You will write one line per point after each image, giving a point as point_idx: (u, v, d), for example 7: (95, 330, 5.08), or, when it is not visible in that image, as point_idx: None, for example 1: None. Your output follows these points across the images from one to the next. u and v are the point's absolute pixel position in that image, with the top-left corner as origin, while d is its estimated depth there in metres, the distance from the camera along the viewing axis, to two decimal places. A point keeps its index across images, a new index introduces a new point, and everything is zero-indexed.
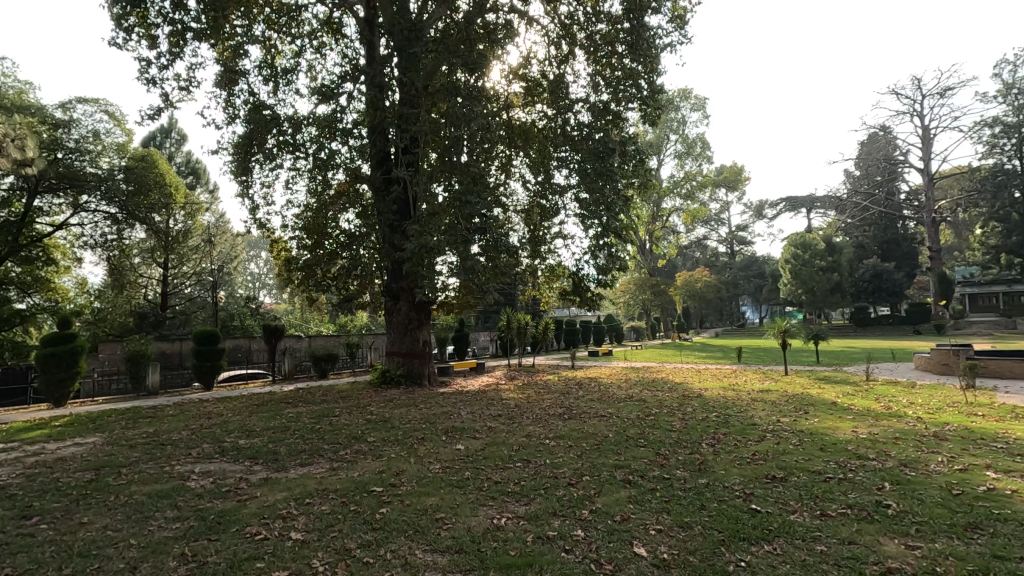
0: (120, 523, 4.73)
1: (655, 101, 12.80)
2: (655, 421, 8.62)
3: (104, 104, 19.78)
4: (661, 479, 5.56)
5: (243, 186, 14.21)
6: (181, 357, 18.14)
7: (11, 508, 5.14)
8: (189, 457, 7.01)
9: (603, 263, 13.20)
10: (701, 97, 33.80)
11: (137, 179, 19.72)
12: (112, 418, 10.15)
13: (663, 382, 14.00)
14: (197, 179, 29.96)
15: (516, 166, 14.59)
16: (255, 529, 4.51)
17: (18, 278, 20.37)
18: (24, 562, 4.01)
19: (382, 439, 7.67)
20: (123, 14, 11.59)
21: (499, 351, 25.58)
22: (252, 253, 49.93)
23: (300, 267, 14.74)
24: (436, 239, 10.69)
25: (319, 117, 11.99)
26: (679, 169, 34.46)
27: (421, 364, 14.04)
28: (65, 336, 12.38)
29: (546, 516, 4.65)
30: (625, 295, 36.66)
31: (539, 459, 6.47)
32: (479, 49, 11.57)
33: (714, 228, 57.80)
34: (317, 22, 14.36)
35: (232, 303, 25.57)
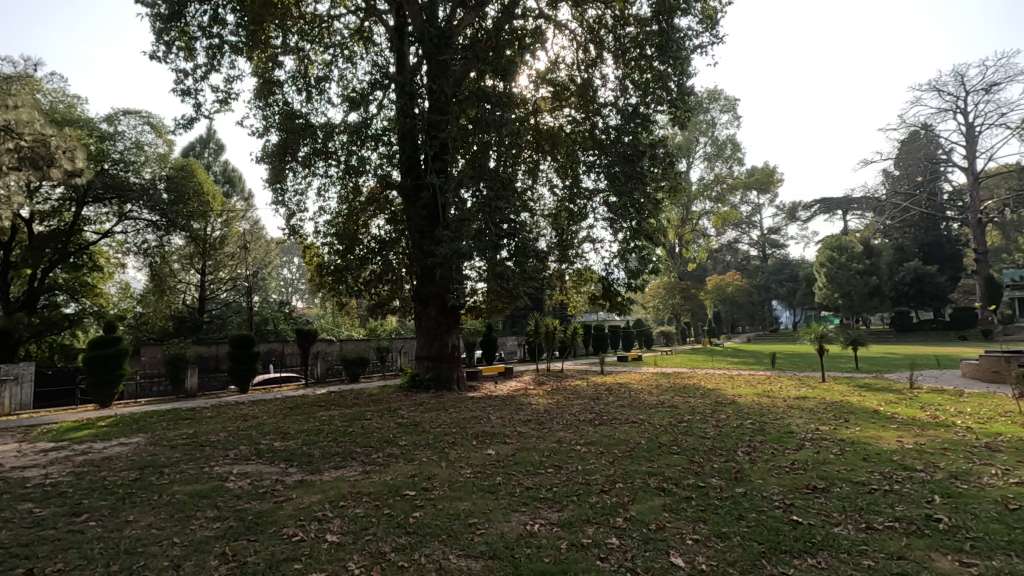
0: (164, 522, 4.87)
1: (685, 104, 12.62)
2: (688, 427, 8.46)
3: (146, 116, 20.53)
4: (696, 487, 5.45)
5: (278, 194, 14.58)
6: (218, 360, 18.63)
7: (62, 505, 5.35)
8: (227, 458, 7.19)
9: (634, 266, 13.06)
10: (731, 98, 33.24)
11: (177, 188, 20.46)
12: (154, 419, 10.49)
13: (695, 388, 13.74)
14: (233, 187, 30.83)
15: (543, 170, 14.61)
16: (292, 531, 4.59)
17: (65, 283, 21.35)
18: (74, 558, 4.16)
19: (414, 443, 7.73)
20: (165, 29, 12.05)
21: (528, 356, 25.51)
22: (285, 258, 51.21)
23: (332, 273, 14.98)
24: (466, 245, 10.79)
25: (349, 125, 12.18)
26: (709, 172, 33.93)
27: (450, 369, 14.13)
28: (109, 339, 12.75)
29: (580, 523, 4.61)
30: (655, 300, 36.20)
31: (571, 465, 6.42)
32: (508, 56, 11.64)
33: (746, 231, 56.66)
34: (348, 32, 14.69)
35: (267, 308, 26.22)
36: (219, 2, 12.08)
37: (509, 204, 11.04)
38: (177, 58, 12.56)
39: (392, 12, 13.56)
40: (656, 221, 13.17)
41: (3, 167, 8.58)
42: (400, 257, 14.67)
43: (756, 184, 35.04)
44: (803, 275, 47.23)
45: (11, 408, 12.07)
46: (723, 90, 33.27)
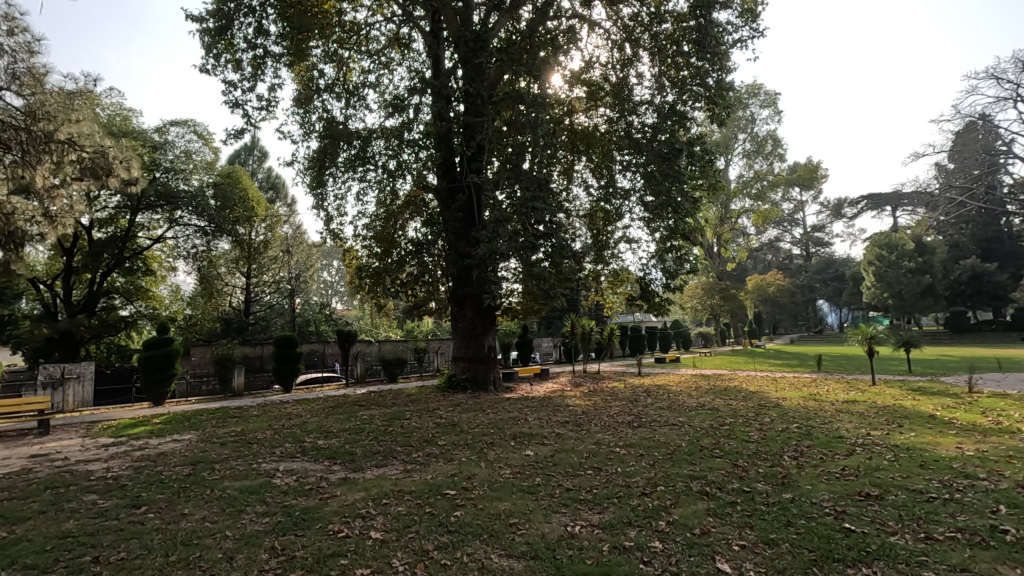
0: (216, 516, 5.06)
1: (724, 99, 12.32)
2: (731, 431, 8.25)
3: (193, 126, 21.37)
4: (741, 492, 5.31)
5: (318, 199, 14.98)
6: (262, 360, 19.28)
7: (123, 497, 5.64)
8: (274, 456, 7.42)
9: (670, 267, 12.86)
10: (771, 92, 32.36)
11: (223, 195, 21.36)
12: (203, 417, 10.88)
13: (737, 390, 13.43)
14: (276, 193, 31.85)
15: (578, 171, 14.50)
16: (338, 527, 4.69)
17: (122, 287, 22.50)
18: (136, 548, 4.38)
19: (453, 443, 7.81)
20: (213, 42, 12.54)
21: (564, 357, 25.46)
22: (326, 261, 52.68)
23: (370, 275, 15.28)
24: (501, 246, 10.87)
25: (388, 129, 12.38)
26: (748, 169, 33.05)
27: (487, 369, 14.20)
28: (162, 340, 13.40)
29: (622, 525, 4.57)
30: (693, 301, 35.57)
31: (611, 467, 6.35)
32: (542, 57, 11.62)
33: (788, 229, 54.97)
34: (386, 40, 14.97)
35: (309, 310, 27.05)
36: (262, 15, 12.49)
37: (545, 204, 11.00)
38: (225, 69, 13.07)
39: (427, 18, 13.77)
40: (695, 220, 12.92)
41: (67, 177, 9.06)
42: (436, 259, 14.82)
43: (798, 180, 34.01)
44: (850, 274, 45.52)
45: (74, 405, 12.78)
46: (762, 84, 32.42)
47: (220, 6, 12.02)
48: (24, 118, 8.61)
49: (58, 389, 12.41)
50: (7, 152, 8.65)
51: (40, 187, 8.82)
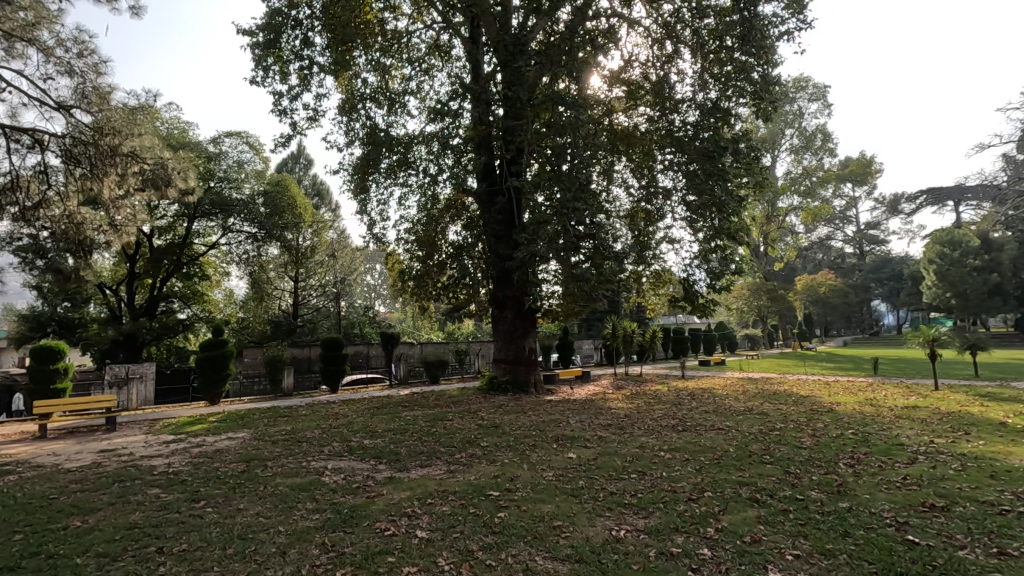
0: (270, 511, 5.25)
1: (770, 94, 11.95)
2: (781, 436, 7.96)
3: (245, 137, 22.30)
4: (794, 500, 5.12)
5: (362, 204, 15.36)
6: (310, 361, 19.92)
7: (183, 492, 5.92)
8: (323, 454, 7.64)
9: (714, 267, 12.53)
10: (820, 85, 31.17)
11: (273, 202, 22.23)
12: (255, 416, 11.31)
13: (787, 394, 12.97)
14: (322, 199, 32.84)
15: (618, 171, 14.32)
16: (384, 526, 4.78)
17: (180, 291, 23.71)
18: (196, 540, 4.58)
19: (495, 445, 7.85)
20: (263, 55, 13.06)
21: (606, 359, 25.22)
22: (370, 265, 53.97)
23: (412, 278, 15.54)
24: (541, 248, 10.88)
25: (430, 135, 12.56)
26: (796, 165, 31.92)
27: (527, 371, 14.20)
28: (217, 342, 14.02)
29: (668, 531, 4.48)
30: (738, 302, 34.63)
31: (655, 472, 6.24)
32: (581, 58, 11.58)
33: (839, 227, 52.72)
34: (426, 47, 15.25)
35: (353, 312, 27.78)
36: (309, 27, 12.93)
37: (587, 205, 10.91)
38: (273, 81, 13.59)
39: (467, 23, 13.94)
40: (741, 219, 12.57)
41: (131, 188, 9.58)
42: (476, 261, 14.95)
43: (850, 175, 32.68)
44: (908, 273, 43.26)
45: (137, 403, 13.53)
46: (810, 77, 31.29)
47: (269, 21, 12.53)
48: (93, 133, 9.17)
49: (123, 388, 13.14)
50: (79, 165, 9.20)
51: (107, 197, 9.38)
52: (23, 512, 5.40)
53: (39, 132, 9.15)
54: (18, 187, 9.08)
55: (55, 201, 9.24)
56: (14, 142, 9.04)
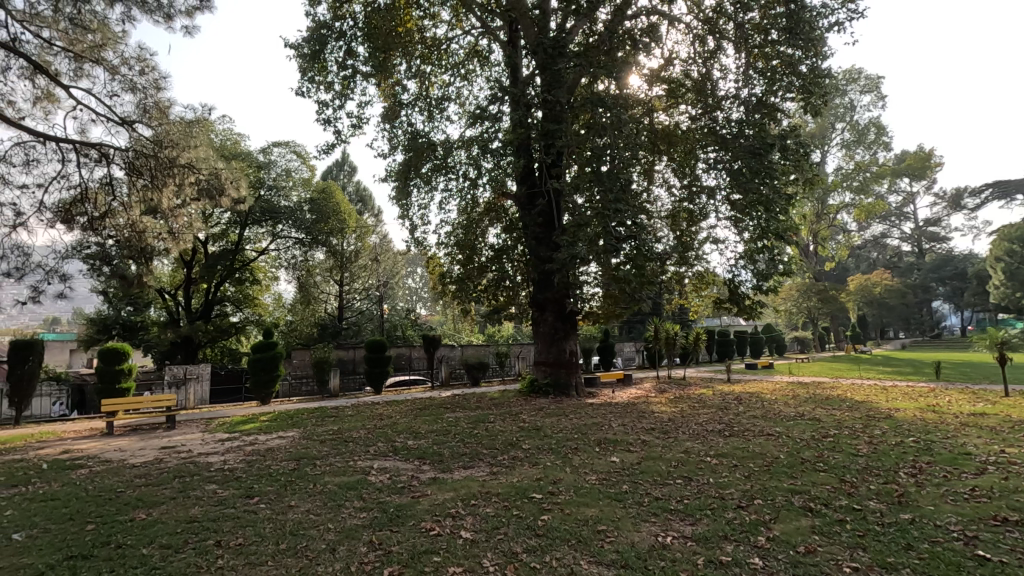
0: (319, 509, 5.41)
1: (819, 87, 11.52)
2: (835, 443, 7.63)
3: (293, 146, 23.09)
4: (850, 510, 4.91)
5: (403, 209, 15.64)
6: (354, 363, 20.41)
7: (238, 488, 6.17)
8: (368, 454, 7.82)
9: (762, 268, 12.12)
10: (873, 76, 29.86)
11: (319, 209, 22.94)
12: (304, 416, 11.67)
13: (840, 399, 12.43)
14: (365, 205, 33.66)
15: (659, 171, 14.08)
16: (429, 526, 4.84)
17: (233, 295, 24.72)
18: (251, 535, 4.77)
19: (537, 447, 7.85)
20: (308, 67, 13.52)
21: (647, 362, 24.81)
22: (411, 268, 54.92)
23: (453, 281, 15.72)
24: (582, 249, 10.81)
25: (469, 139, 12.68)
26: (848, 160, 30.63)
27: (568, 374, 14.11)
28: (267, 344, 14.56)
29: (717, 539, 4.37)
30: (787, 303, 33.47)
31: (702, 478, 6.08)
32: (621, 58, 11.47)
33: (896, 224, 50.21)
34: (465, 52, 15.43)
35: (396, 315, 28.32)
36: (351, 38, 13.30)
37: (628, 206, 10.79)
38: (318, 91, 14.04)
39: (505, 27, 14.02)
40: (790, 218, 12.15)
41: (188, 198, 10.08)
42: (516, 264, 15.00)
43: (907, 170, 31.11)
44: (973, 272, 40.78)
45: (195, 402, 14.19)
46: (861, 68, 30.01)
47: (314, 33, 12.95)
48: (153, 146, 9.76)
49: (181, 388, 13.84)
50: (141, 177, 9.75)
51: (166, 207, 9.89)
52: (94, 503, 5.75)
53: (105, 146, 9.74)
54: (87, 199, 9.68)
55: (120, 211, 9.80)
56: (83, 156, 9.65)
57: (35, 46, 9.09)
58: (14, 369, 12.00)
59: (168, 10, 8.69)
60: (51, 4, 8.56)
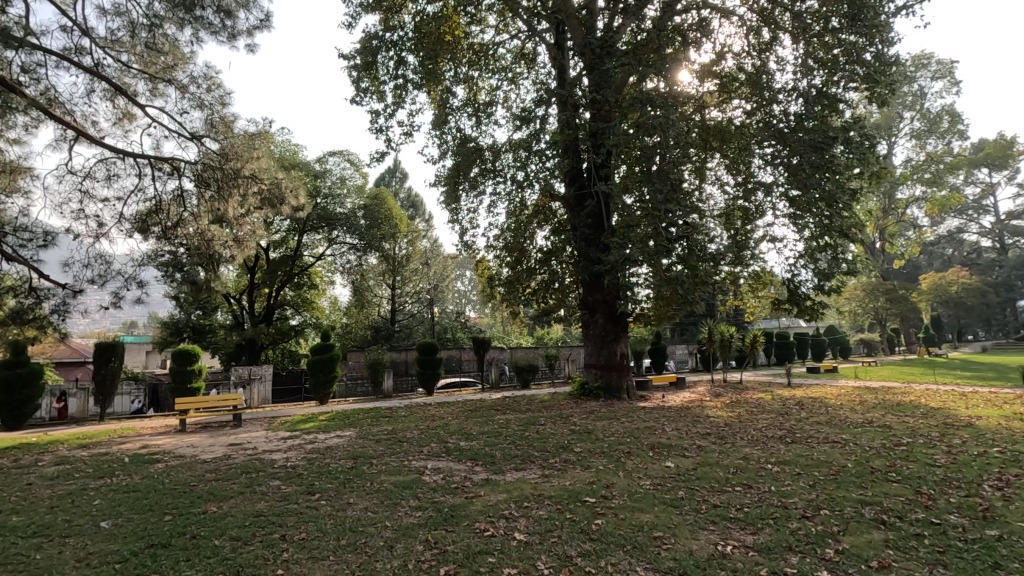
0: (376, 507, 5.56)
1: (886, 76, 10.89)
2: (909, 453, 7.16)
3: (347, 155, 23.87)
4: (929, 524, 4.60)
5: (453, 213, 15.88)
6: (407, 365, 20.87)
7: (300, 485, 6.41)
8: (422, 454, 7.98)
9: (823, 268, 11.59)
10: (946, 61, 27.98)
11: (372, 215, 23.63)
12: (360, 416, 12.01)
13: (913, 405, 11.67)
14: (415, 210, 34.41)
15: (711, 168, 13.69)
16: (484, 526, 4.89)
17: (292, 299, 25.80)
18: (313, 530, 4.96)
19: (589, 450, 7.77)
20: (361, 78, 13.97)
21: (701, 365, 24.14)
22: (460, 271, 55.69)
23: (502, 284, 15.82)
24: (631, 251, 10.66)
25: (516, 142, 12.73)
26: (918, 151, 28.82)
27: (619, 377, 13.89)
28: (324, 345, 15.12)
29: (780, 550, 4.20)
30: (851, 303, 31.77)
31: (762, 485, 5.87)
32: (670, 55, 11.23)
33: (974, 218, 46.69)
34: (512, 56, 15.51)
35: (446, 318, 28.79)
36: (402, 48, 13.65)
37: (679, 206, 10.54)
38: (371, 101, 14.49)
39: (551, 30, 14.01)
40: (854, 214, 11.54)
41: (251, 207, 10.62)
42: (565, 266, 14.94)
43: (987, 160, 29.00)
44: None
45: (258, 401, 14.90)
46: (933, 53, 28.17)
47: (366, 45, 13.36)
48: (219, 159, 10.33)
49: (246, 388, 14.54)
50: (208, 188, 10.30)
51: (232, 217, 10.49)
52: (170, 496, 6.14)
53: (177, 160, 10.39)
54: (161, 210, 10.31)
55: (190, 220, 10.41)
56: (157, 170, 10.32)
57: (115, 69, 9.81)
58: (98, 368, 12.92)
59: (232, 30, 9.17)
60: (128, 30, 9.23)
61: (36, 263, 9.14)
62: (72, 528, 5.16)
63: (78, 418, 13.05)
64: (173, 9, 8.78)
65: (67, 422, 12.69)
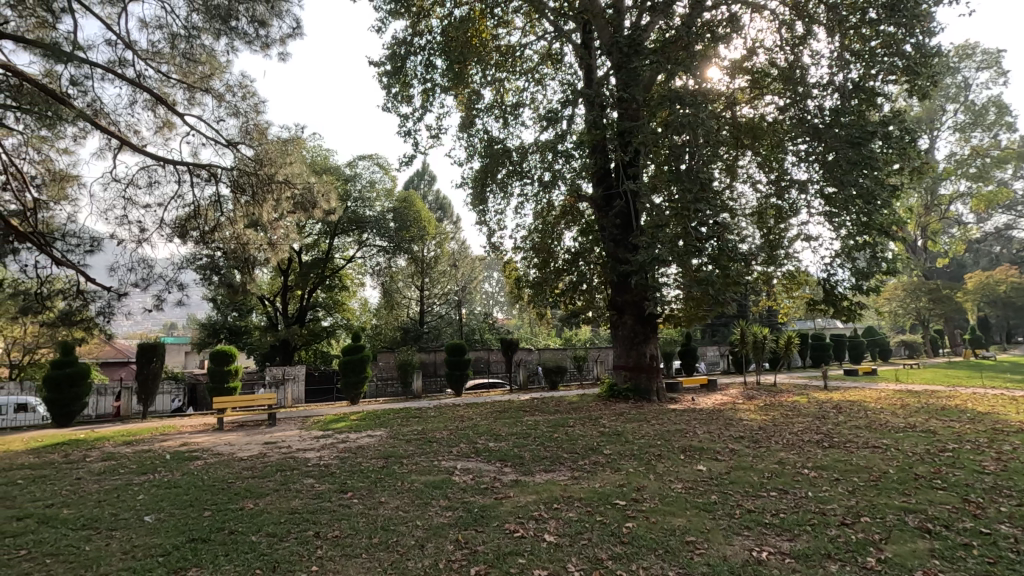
0: (407, 506, 5.62)
1: (927, 67, 10.49)
2: (955, 459, 6.88)
3: (376, 158, 24.24)
4: (978, 534, 4.41)
5: (481, 215, 15.96)
6: (436, 365, 21.05)
7: (333, 483, 6.53)
8: (452, 454, 8.03)
9: (861, 267, 11.22)
10: (992, 50, 26.83)
11: (401, 218, 23.95)
12: (390, 416, 12.17)
13: (959, 410, 11.20)
14: (444, 212, 34.71)
15: (743, 166, 13.42)
16: (513, 527, 4.90)
17: (324, 301, 26.31)
18: (345, 528, 5.04)
19: (619, 453, 7.70)
20: (390, 83, 14.17)
21: (733, 367, 23.66)
22: (488, 273, 55.91)
23: (530, 285, 15.82)
24: (661, 251, 10.53)
25: (543, 143, 12.72)
26: (963, 145, 27.68)
27: (649, 379, 13.72)
28: (355, 346, 15.38)
29: (819, 557, 4.09)
30: (891, 304, 30.70)
31: (799, 491, 5.71)
32: (699, 52, 11.05)
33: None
34: (539, 57, 15.50)
35: (474, 319, 28.93)
36: (430, 52, 13.79)
37: (709, 205, 10.36)
38: (400, 105, 14.68)
39: (578, 29, 13.95)
40: (895, 211, 11.14)
41: (285, 212, 10.86)
42: (593, 266, 14.86)
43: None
44: None
45: (292, 401, 15.24)
46: (978, 42, 27.03)
47: (395, 50, 13.56)
48: (254, 165, 10.61)
49: (281, 388, 14.89)
50: (244, 193, 10.59)
51: (266, 220, 10.68)
52: (209, 492, 6.32)
53: (214, 166, 10.71)
54: (199, 215, 10.63)
55: (226, 224, 10.71)
56: (195, 177, 10.66)
57: (156, 80, 10.18)
58: (141, 368, 13.43)
59: (265, 39, 9.42)
60: (168, 42, 9.56)
61: (83, 268, 9.56)
62: (117, 522, 5.37)
63: (122, 416, 13.59)
64: (210, 20, 9.08)
65: (112, 420, 13.20)
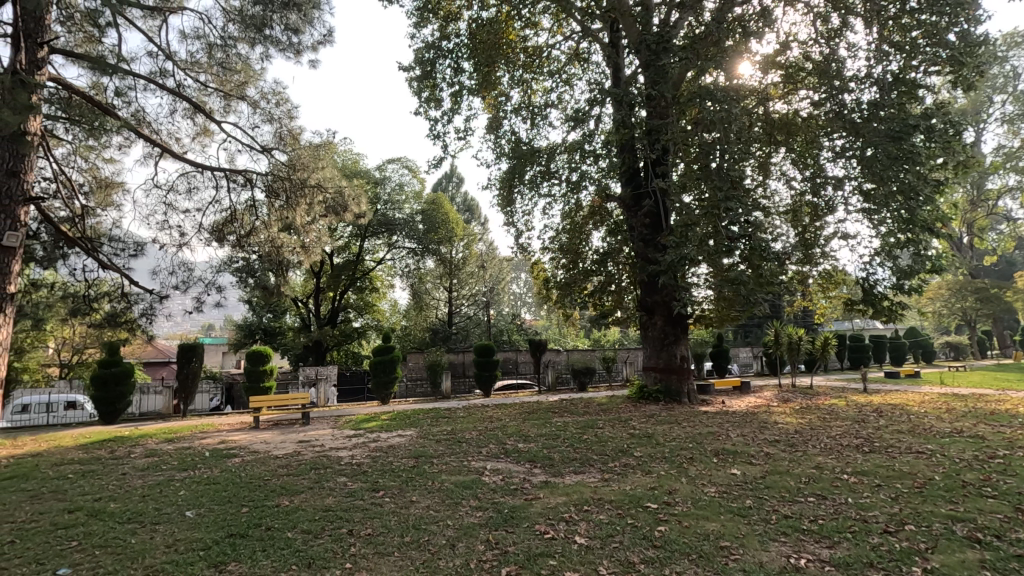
0: (439, 506, 5.66)
1: (973, 57, 10.06)
2: (1006, 466, 6.56)
3: (405, 161, 24.55)
4: None
5: (509, 216, 16.01)
6: (464, 366, 21.17)
7: (365, 482, 6.63)
8: (481, 454, 8.07)
9: (903, 266, 10.81)
10: None
11: (429, 219, 24.18)
12: (420, 416, 12.30)
13: (1010, 415, 10.69)
14: (472, 213, 34.91)
15: (776, 163, 13.11)
16: (544, 528, 4.89)
17: (355, 302, 26.76)
18: (378, 526, 5.11)
19: (649, 455, 7.61)
20: (419, 87, 14.35)
21: (766, 369, 23.11)
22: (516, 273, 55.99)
23: (558, 286, 15.78)
24: (691, 250, 10.37)
25: (570, 143, 12.68)
26: (1012, 137, 26.42)
27: (680, 381, 13.52)
28: (386, 347, 15.62)
29: (860, 566, 3.97)
30: (935, 303, 29.50)
31: (838, 497, 5.54)
32: (730, 47, 10.85)
33: None
34: (566, 57, 15.45)
35: (502, 320, 28.98)
36: (458, 55, 13.90)
37: (741, 203, 10.16)
38: (429, 109, 14.84)
39: (606, 28, 13.85)
40: (938, 207, 10.71)
41: (317, 215, 11.04)
42: (621, 267, 14.74)
43: None
44: None
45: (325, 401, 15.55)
46: None
47: (424, 55, 13.72)
48: (287, 170, 10.83)
49: (314, 387, 15.21)
50: (278, 198, 10.82)
51: (299, 224, 10.88)
52: (246, 488, 6.50)
53: (249, 172, 11.00)
54: (235, 219, 10.92)
55: (261, 228, 10.91)
56: (232, 182, 10.97)
57: (195, 89, 10.52)
58: (182, 367, 13.90)
59: (298, 46, 9.64)
60: (206, 52, 9.87)
61: (127, 271, 10.01)
62: (161, 516, 5.57)
63: (165, 414, 14.10)
64: (246, 29, 9.36)
65: (155, 417, 13.71)
